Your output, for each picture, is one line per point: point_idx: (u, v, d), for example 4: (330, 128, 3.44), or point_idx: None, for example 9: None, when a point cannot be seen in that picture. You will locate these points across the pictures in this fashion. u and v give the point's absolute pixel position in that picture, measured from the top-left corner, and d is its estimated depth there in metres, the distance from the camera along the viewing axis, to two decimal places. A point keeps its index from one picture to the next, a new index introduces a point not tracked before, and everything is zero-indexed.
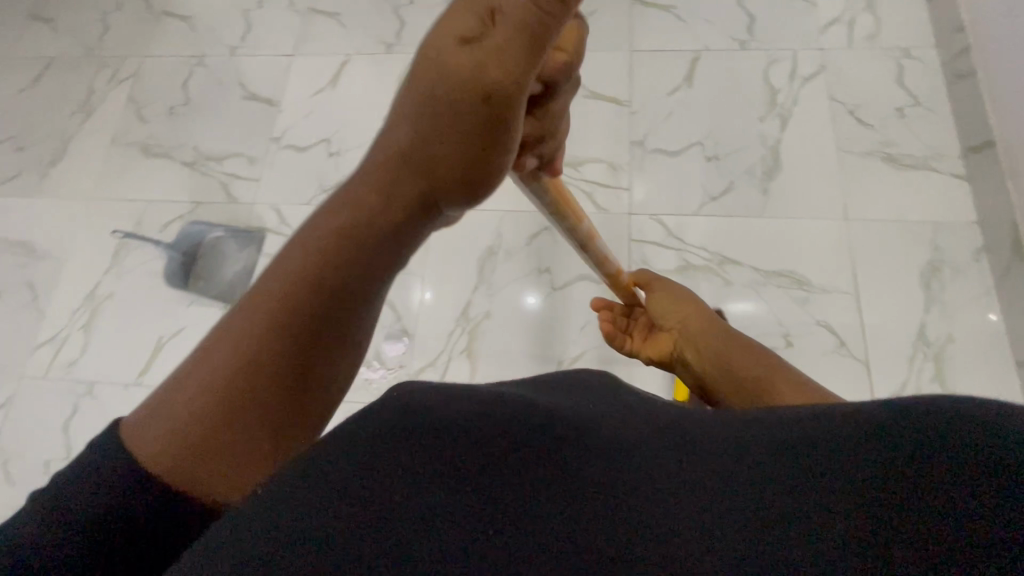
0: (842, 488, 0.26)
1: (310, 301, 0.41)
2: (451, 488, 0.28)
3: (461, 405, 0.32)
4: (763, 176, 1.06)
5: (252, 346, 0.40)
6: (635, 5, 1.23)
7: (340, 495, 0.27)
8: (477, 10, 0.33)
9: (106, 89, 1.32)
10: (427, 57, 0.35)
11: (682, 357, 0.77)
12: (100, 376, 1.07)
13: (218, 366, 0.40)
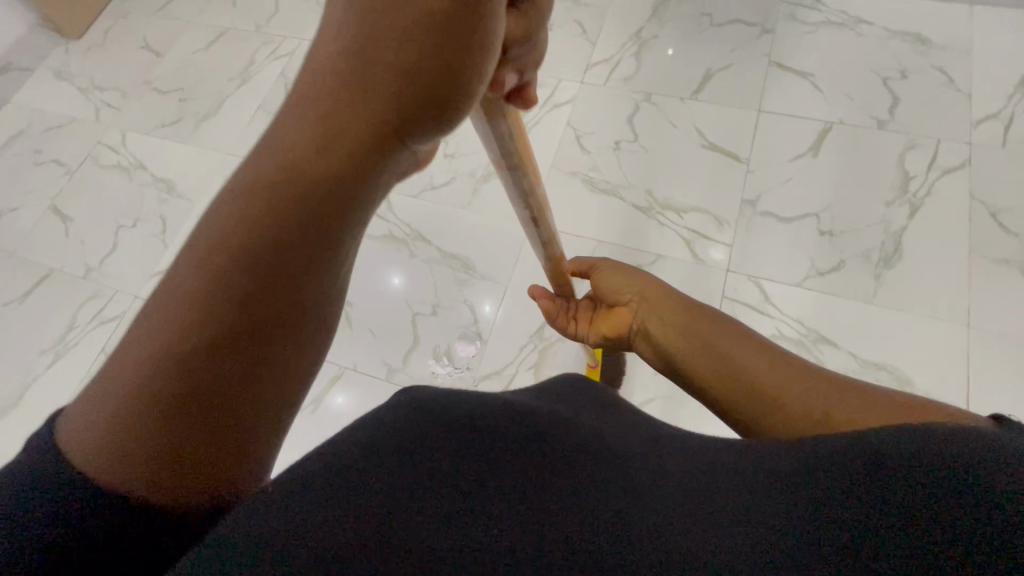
0: (874, 519, 0.26)
1: (252, 246, 0.31)
2: (494, 483, 0.29)
3: (486, 412, 0.32)
4: (879, 261, 1.01)
5: (175, 319, 0.30)
6: (771, 67, 1.22)
7: (394, 463, 0.28)
8: None
9: (264, 61, 1.47)
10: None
11: (641, 332, 0.65)
12: None
13: (138, 334, 0.30)
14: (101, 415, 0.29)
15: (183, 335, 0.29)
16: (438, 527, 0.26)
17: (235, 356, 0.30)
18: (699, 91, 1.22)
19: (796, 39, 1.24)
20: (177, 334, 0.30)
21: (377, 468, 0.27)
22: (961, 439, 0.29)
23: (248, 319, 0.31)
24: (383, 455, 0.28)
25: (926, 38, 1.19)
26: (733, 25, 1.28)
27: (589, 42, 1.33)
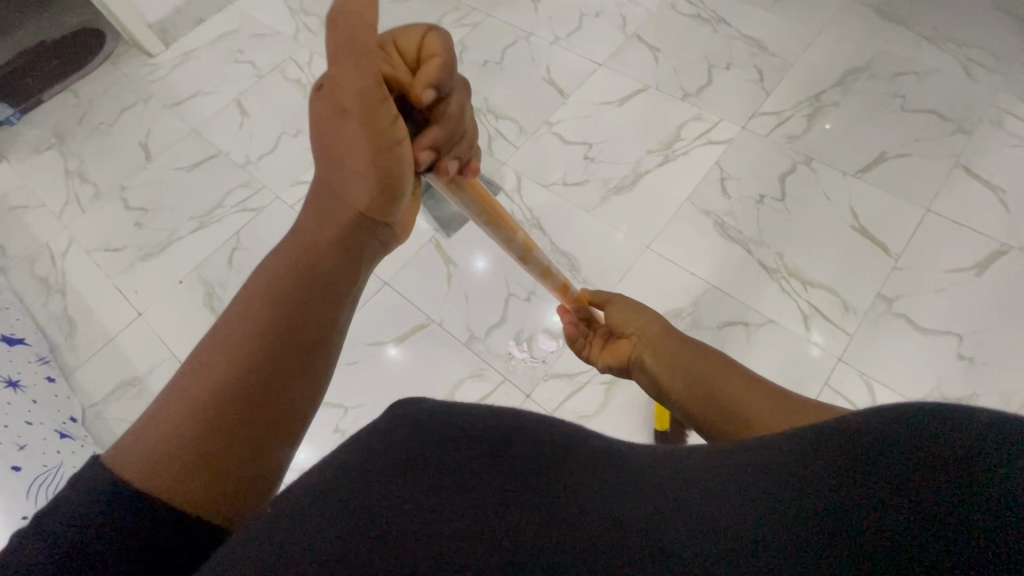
0: (942, 525, 0.23)
1: (288, 295, 0.45)
2: (477, 486, 0.27)
3: (421, 427, 0.30)
4: (1019, 410, 0.90)
5: (220, 355, 0.41)
6: (957, 169, 1.12)
7: (409, 475, 0.27)
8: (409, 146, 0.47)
9: (448, 26, 1.57)
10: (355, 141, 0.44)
11: (638, 364, 0.72)
12: None
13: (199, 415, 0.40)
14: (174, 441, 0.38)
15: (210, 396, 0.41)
16: (461, 530, 0.25)
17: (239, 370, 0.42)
18: (867, 171, 1.15)
19: (994, 149, 1.14)
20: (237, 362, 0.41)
21: (393, 480, 0.27)
22: (926, 410, 0.28)
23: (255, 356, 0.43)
24: (392, 467, 0.28)
25: None
26: (926, 116, 1.20)
27: (764, 91, 1.30)
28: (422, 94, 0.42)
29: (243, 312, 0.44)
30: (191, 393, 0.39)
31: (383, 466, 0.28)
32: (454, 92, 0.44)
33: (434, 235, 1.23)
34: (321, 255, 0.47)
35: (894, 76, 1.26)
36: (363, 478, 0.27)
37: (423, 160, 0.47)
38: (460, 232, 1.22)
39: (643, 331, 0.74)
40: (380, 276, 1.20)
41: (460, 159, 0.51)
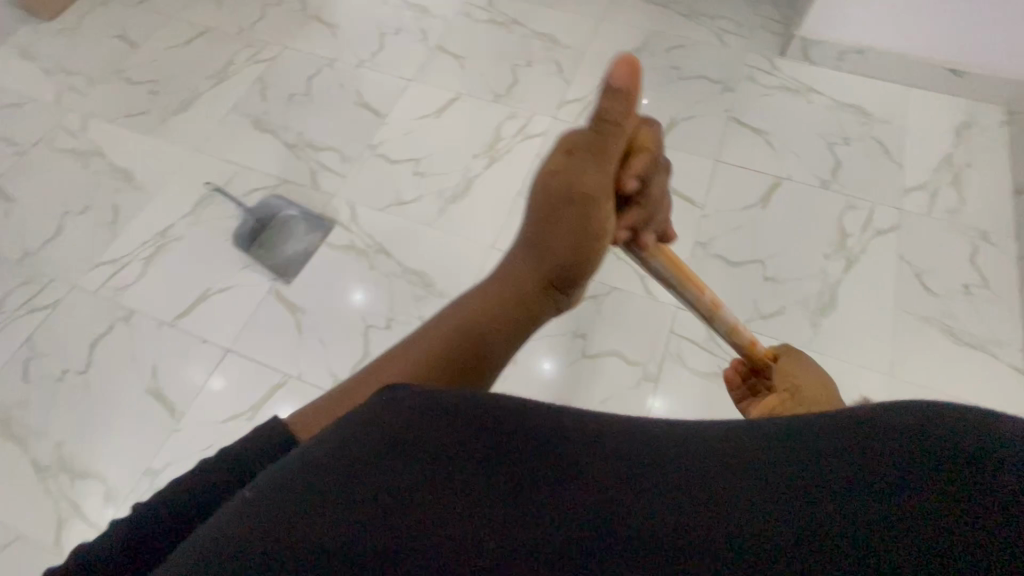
0: (822, 516, 0.25)
1: (460, 337, 0.53)
2: (390, 503, 0.28)
3: (410, 441, 0.31)
4: (816, 310, 1.06)
5: (405, 363, 0.52)
6: (731, 122, 1.30)
7: (389, 464, 0.30)
8: (559, 160, 0.54)
9: (243, 65, 1.48)
10: (558, 186, 0.54)
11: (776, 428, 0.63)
12: (143, 307, 1.13)
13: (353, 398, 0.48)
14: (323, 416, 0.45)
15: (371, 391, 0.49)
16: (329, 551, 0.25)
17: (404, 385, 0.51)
18: (663, 137, 1.29)
19: (754, 100, 1.34)
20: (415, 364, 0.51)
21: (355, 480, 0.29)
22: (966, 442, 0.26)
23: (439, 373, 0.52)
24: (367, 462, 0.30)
25: (869, 112, 1.31)
26: (698, 81, 1.37)
27: (565, 81, 1.40)
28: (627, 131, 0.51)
29: (418, 340, 0.54)
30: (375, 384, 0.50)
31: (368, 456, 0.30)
32: (655, 181, 0.56)
33: (272, 286, 1.14)
34: (506, 305, 0.56)
35: (666, 51, 1.43)
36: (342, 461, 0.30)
37: (612, 110, 0.49)
38: (300, 275, 1.15)
39: (800, 387, 0.65)
40: (220, 343, 1.09)
41: (647, 178, 0.54)
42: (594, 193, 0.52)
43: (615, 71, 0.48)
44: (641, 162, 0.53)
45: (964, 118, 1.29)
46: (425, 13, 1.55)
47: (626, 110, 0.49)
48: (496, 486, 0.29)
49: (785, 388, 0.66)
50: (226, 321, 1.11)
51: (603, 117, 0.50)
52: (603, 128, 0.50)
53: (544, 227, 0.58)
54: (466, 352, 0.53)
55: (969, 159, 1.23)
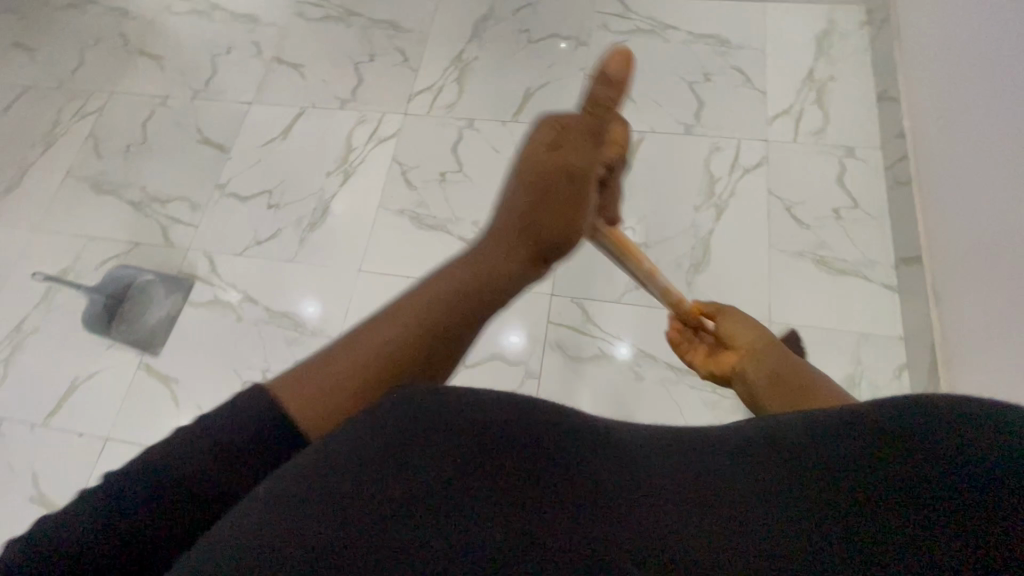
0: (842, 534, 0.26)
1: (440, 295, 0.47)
2: (406, 508, 0.27)
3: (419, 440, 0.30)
4: (690, 268, 1.05)
5: (367, 340, 0.43)
6: (587, 80, 1.24)
7: (428, 486, 0.28)
8: (551, 126, 0.53)
9: (70, 122, 1.36)
10: (537, 170, 0.52)
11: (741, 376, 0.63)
12: (12, 413, 1.06)
13: (341, 359, 0.42)
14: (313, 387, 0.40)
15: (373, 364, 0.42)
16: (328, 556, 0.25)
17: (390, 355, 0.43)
18: (521, 112, 1.22)
19: (608, 51, 1.26)
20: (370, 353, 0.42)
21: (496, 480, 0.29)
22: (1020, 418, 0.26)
23: (416, 325, 0.45)
24: (509, 445, 0.31)
25: (726, 39, 1.24)
26: (550, 40, 1.29)
27: (412, 69, 1.30)
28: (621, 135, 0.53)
29: (440, 278, 0.49)
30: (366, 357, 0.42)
31: (494, 443, 0.30)
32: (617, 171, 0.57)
33: (139, 360, 1.08)
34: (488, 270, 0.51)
35: (514, 13, 1.33)
36: (476, 447, 0.30)
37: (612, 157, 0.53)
38: (167, 342, 1.09)
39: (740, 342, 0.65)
40: (95, 435, 1.03)
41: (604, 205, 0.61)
42: (586, 165, 0.51)
43: (608, 64, 0.48)
44: (615, 147, 0.53)
45: (824, 24, 1.23)
46: (255, 22, 1.42)
47: (619, 106, 0.51)
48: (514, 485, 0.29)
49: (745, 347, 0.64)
50: (98, 409, 1.05)
51: (594, 103, 0.51)
52: (596, 112, 0.51)
53: (531, 199, 0.52)
54: (416, 344, 0.44)
55: (832, 70, 1.18)
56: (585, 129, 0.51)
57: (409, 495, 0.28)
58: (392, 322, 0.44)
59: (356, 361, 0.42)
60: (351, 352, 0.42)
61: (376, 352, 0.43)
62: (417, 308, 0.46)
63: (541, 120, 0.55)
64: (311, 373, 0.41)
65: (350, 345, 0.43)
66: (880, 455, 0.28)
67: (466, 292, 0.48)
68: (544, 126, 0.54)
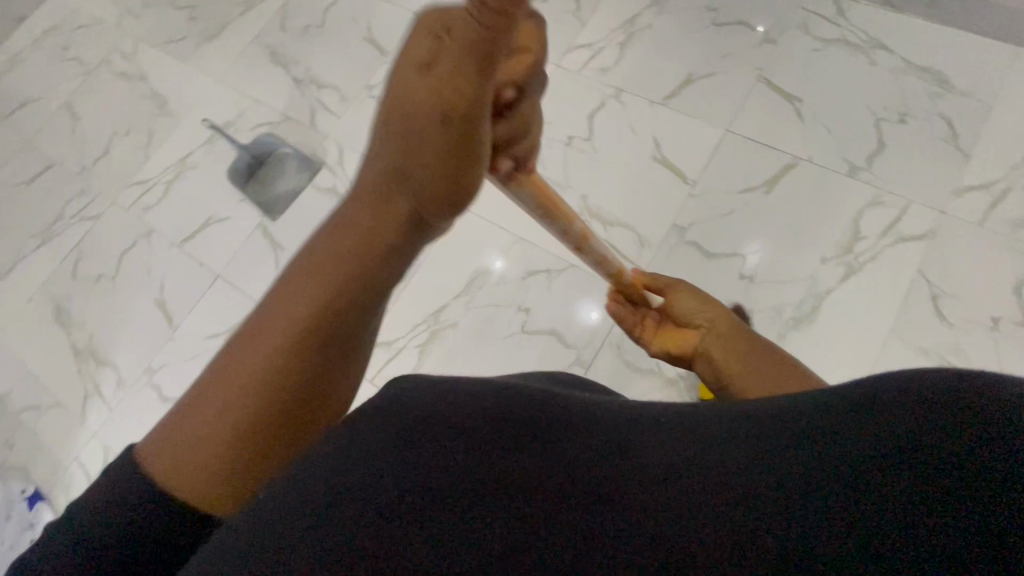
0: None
1: (311, 298, 0.40)
2: (439, 483, 0.29)
3: (408, 416, 0.32)
4: (789, 321, 0.95)
5: (228, 382, 0.39)
6: (758, 83, 1.11)
7: (445, 462, 0.29)
8: (431, 30, 0.31)
9: None
10: (400, 112, 0.35)
11: (704, 354, 0.69)
12: (161, 228, 1.28)
13: (228, 386, 0.39)
14: (198, 460, 0.37)
15: (258, 396, 0.38)
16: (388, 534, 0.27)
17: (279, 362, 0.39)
18: (673, 97, 1.14)
19: (798, 57, 1.11)
20: (253, 376, 0.38)
21: (514, 435, 0.31)
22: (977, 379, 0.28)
23: (319, 341, 0.40)
24: (519, 423, 0.32)
25: (948, 81, 1.04)
26: (735, 27, 1.16)
27: (580, 21, 1.25)
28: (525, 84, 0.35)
29: (292, 294, 0.40)
30: (235, 387, 0.38)
31: (506, 413, 0.32)
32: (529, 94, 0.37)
33: (261, 220, 1.22)
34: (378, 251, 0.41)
35: None
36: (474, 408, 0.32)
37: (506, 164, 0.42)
38: (285, 212, 1.22)
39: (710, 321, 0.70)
40: (212, 270, 1.21)
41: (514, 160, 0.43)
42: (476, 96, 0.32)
43: None
44: (512, 61, 0.34)
45: None
46: None
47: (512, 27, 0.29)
48: (525, 447, 0.31)
49: (702, 323, 0.71)
50: (219, 250, 1.22)
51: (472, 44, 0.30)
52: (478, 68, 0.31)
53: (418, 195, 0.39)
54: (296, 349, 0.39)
55: None
56: (467, 72, 0.31)
57: (432, 468, 0.29)
58: (262, 343, 0.39)
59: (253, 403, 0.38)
60: (229, 391, 0.38)
61: (246, 385, 0.38)
62: (282, 329, 0.39)
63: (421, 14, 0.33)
64: (181, 422, 0.39)
65: (218, 381, 0.39)
66: (869, 431, 0.28)
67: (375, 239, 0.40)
68: (419, 24, 0.32)
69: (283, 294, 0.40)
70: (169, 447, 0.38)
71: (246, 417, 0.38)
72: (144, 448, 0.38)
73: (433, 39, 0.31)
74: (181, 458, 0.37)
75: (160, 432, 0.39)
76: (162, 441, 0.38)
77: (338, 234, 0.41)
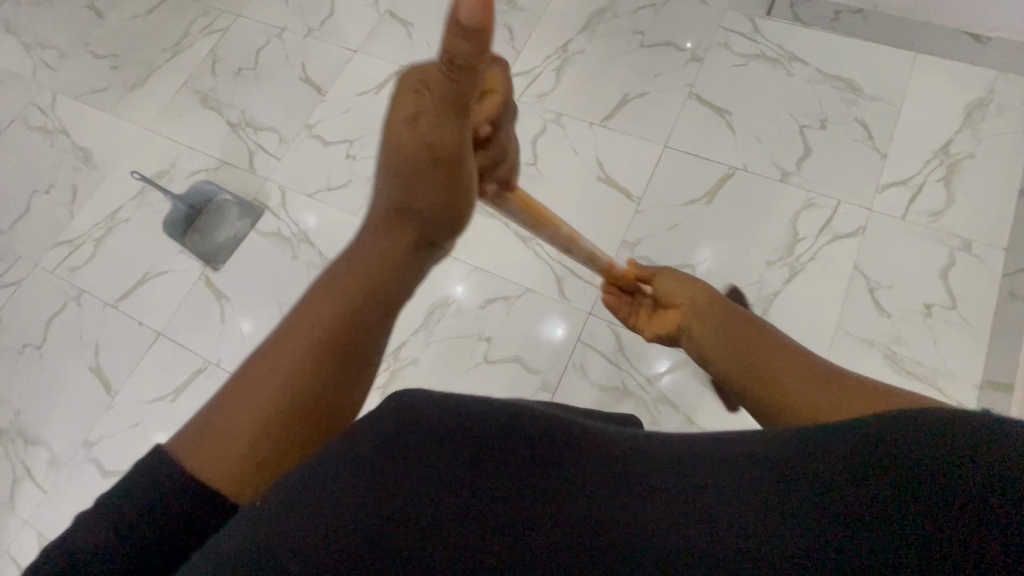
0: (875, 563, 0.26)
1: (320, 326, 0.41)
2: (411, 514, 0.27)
3: (402, 447, 0.29)
4: None
5: (259, 380, 0.39)
6: (690, 98, 1.16)
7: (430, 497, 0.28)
8: (412, 88, 0.41)
9: (197, 36, 1.45)
10: (389, 135, 0.43)
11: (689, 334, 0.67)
12: (92, 288, 1.19)
13: (260, 386, 0.39)
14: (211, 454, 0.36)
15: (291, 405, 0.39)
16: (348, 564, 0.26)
17: (316, 384, 0.40)
18: (611, 118, 1.17)
19: (723, 73, 1.17)
20: (282, 378, 0.39)
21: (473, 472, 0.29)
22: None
23: (331, 360, 0.41)
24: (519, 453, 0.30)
25: (859, 87, 1.11)
26: (663, 48, 1.21)
27: (515, 50, 1.28)
28: (482, 127, 0.46)
29: (317, 305, 0.42)
30: (263, 396, 0.38)
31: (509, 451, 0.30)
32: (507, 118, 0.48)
33: (202, 271, 1.17)
34: (396, 262, 0.46)
35: (634, 11, 1.26)
36: (541, 429, 0.32)
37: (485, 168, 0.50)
38: (228, 261, 1.17)
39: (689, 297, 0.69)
40: (151, 328, 1.14)
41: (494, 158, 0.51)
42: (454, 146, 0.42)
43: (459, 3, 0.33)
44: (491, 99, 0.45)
45: (983, 93, 1.07)
46: None
47: (485, 52, 0.36)
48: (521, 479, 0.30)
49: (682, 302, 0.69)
50: (158, 306, 1.15)
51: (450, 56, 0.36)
52: (450, 74, 0.37)
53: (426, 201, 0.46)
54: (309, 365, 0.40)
55: (974, 147, 1.04)
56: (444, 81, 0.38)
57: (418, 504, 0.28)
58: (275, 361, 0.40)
59: (282, 397, 0.39)
60: (249, 390, 0.39)
61: (280, 394, 0.39)
62: (291, 359, 0.40)
63: (400, 82, 0.43)
64: (222, 426, 0.38)
65: (248, 377, 0.40)
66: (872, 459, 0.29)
67: (378, 271, 0.45)
68: (402, 87, 0.42)
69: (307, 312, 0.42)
70: (200, 439, 0.37)
71: (269, 410, 0.38)
72: (174, 446, 0.37)
73: (414, 93, 0.40)
74: (220, 459, 0.36)
75: (190, 431, 0.38)
76: (188, 441, 0.37)
77: (354, 260, 0.46)
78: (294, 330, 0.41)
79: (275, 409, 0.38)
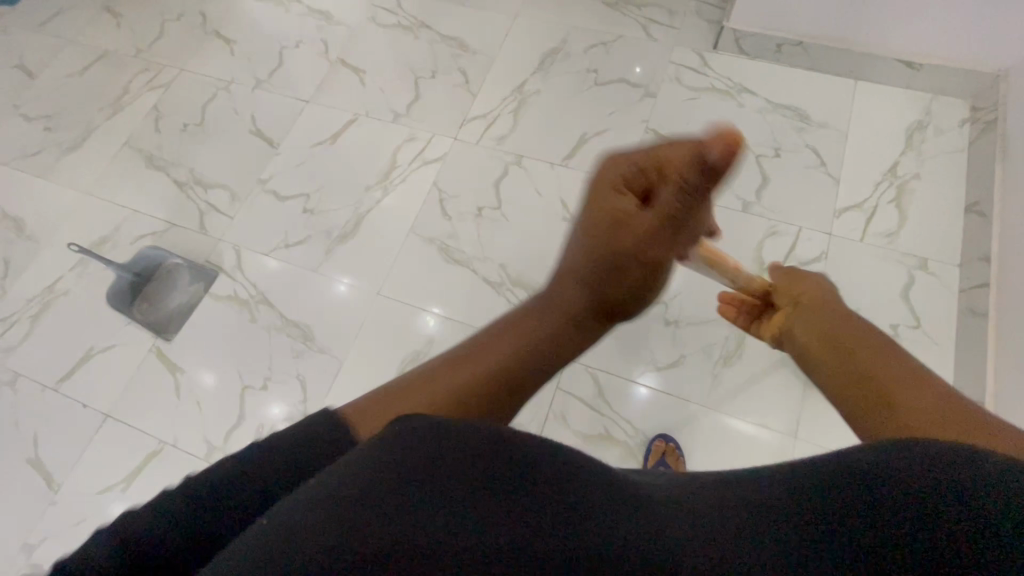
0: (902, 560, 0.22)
1: (519, 344, 0.47)
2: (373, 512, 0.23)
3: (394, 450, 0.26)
4: (718, 360, 0.98)
5: (459, 367, 0.44)
6: (648, 134, 1.17)
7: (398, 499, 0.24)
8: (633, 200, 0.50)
9: (138, 92, 1.39)
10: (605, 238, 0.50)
11: (789, 333, 0.60)
12: (28, 370, 1.10)
13: (456, 376, 0.44)
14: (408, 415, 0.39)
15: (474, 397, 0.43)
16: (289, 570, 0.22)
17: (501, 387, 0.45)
18: (571, 157, 1.17)
19: (676, 107, 1.19)
20: (465, 379, 0.43)
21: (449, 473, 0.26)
22: None
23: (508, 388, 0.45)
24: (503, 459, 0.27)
25: (806, 114, 1.15)
26: (616, 85, 1.23)
27: (471, 93, 1.27)
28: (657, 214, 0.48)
29: (511, 334, 0.47)
30: (461, 383, 0.43)
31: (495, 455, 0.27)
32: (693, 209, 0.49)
33: (152, 343, 1.09)
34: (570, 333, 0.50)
35: (585, 50, 1.28)
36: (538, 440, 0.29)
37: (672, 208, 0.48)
38: (181, 329, 1.10)
39: (801, 297, 0.62)
40: (97, 409, 1.05)
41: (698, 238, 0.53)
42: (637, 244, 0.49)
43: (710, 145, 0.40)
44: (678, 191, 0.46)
45: (920, 116, 1.12)
46: (328, 19, 1.41)
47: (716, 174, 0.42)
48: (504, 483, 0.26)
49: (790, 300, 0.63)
50: (105, 385, 1.07)
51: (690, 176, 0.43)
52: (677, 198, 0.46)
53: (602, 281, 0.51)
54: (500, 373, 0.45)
55: (918, 168, 1.08)
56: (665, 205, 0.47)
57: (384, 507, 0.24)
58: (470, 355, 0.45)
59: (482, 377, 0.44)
60: (453, 372, 0.44)
61: (469, 386, 0.43)
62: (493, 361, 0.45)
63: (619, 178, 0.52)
64: (403, 394, 0.41)
65: (458, 359, 0.45)
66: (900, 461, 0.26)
67: (564, 333, 0.49)
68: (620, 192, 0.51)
69: (515, 328, 0.48)
70: (376, 409, 0.39)
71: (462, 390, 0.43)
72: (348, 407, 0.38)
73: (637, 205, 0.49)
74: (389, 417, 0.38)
75: (368, 399, 0.40)
76: (366, 406, 0.39)
77: (537, 324, 0.49)
78: (509, 339, 0.47)
79: (473, 394, 0.43)
